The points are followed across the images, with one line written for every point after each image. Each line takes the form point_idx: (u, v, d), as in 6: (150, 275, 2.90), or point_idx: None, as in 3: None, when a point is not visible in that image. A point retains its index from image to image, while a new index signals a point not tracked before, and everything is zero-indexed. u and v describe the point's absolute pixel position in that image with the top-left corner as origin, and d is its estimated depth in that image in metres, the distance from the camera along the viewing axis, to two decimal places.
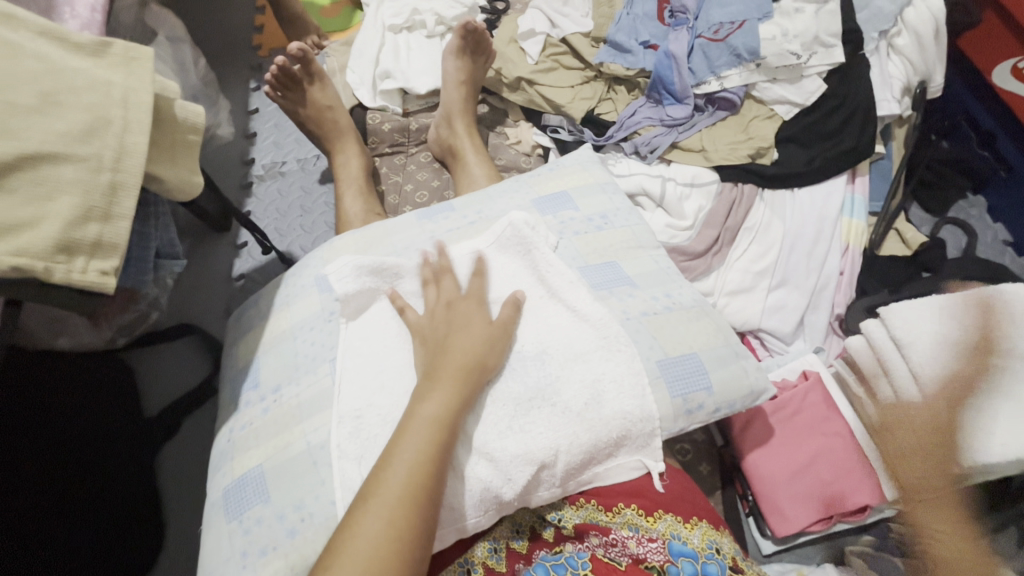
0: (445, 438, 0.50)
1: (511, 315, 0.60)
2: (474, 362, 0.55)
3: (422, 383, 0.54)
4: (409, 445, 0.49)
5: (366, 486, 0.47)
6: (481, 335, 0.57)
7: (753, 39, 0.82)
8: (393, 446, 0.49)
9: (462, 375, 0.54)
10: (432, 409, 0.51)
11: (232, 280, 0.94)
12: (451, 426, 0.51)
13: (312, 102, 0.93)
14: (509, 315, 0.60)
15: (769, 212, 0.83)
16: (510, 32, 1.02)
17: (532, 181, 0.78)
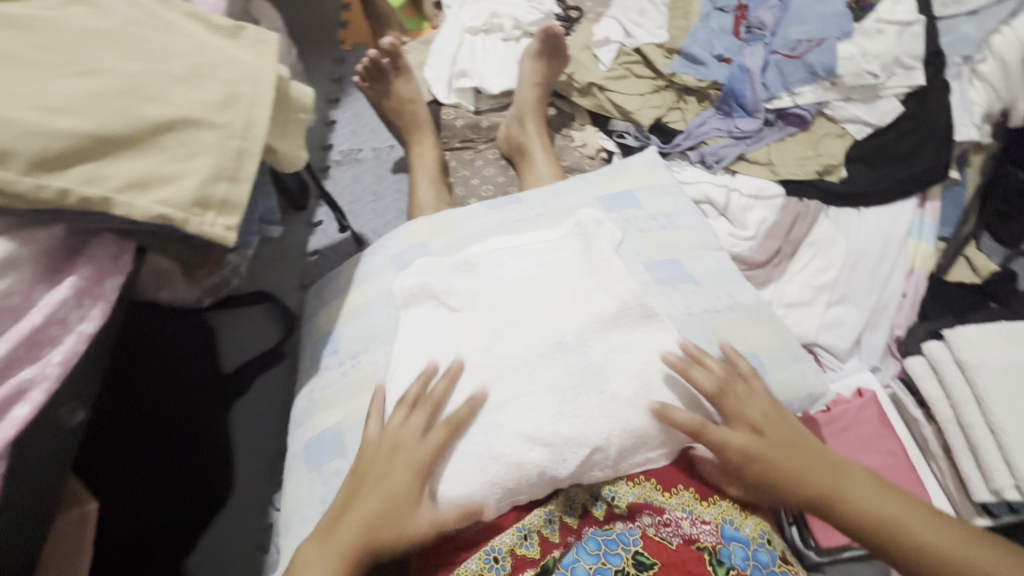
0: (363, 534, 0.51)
1: (462, 422, 0.56)
2: (402, 487, 0.53)
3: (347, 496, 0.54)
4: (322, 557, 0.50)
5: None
6: (416, 457, 0.54)
7: (831, 58, 0.83)
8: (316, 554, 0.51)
9: (384, 502, 0.52)
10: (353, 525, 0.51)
11: (307, 255, 1.00)
12: (363, 555, 0.50)
13: (395, 94, 1.00)
14: (460, 422, 0.56)
15: (833, 229, 0.84)
16: (585, 39, 1.06)
17: (598, 180, 0.81)
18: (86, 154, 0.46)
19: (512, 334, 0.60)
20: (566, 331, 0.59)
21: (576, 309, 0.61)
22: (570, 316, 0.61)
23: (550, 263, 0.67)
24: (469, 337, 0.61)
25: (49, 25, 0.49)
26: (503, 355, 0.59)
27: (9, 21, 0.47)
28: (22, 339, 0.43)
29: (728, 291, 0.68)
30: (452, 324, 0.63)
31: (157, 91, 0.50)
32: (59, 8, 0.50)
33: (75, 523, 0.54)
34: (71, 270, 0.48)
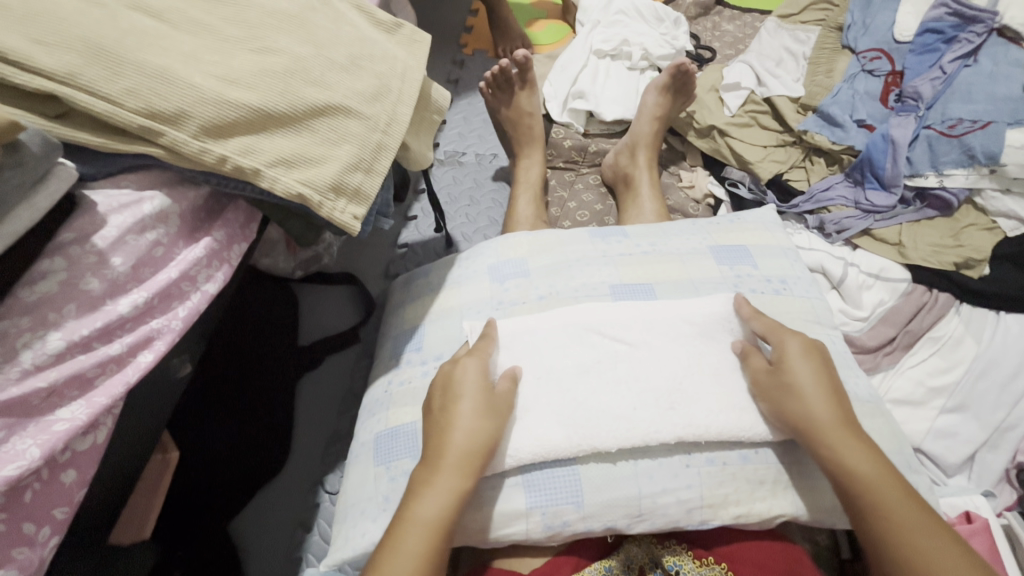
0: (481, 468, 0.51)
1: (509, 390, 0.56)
2: (477, 451, 0.51)
3: (422, 470, 0.51)
4: (433, 489, 0.49)
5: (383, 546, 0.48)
6: (479, 420, 0.52)
7: (996, 143, 0.75)
8: (391, 543, 0.47)
9: (468, 466, 0.50)
10: (429, 509, 0.48)
11: (396, 246, 1.02)
12: (449, 529, 0.48)
13: (515, 106, 1.00)
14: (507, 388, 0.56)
15: (963, 328, 0.76)
16: (713, 80, 1.03)
17: (710, 228, 0.79)
18: (248, 127, 0.47)
19: (607, 387, 0.57)
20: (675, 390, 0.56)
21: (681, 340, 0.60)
22: (677, 383, 0.57)
23: (663, 314, 0.62)
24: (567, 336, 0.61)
25: (237, 3, 0.52)
26: (598, 407, 0.55)
27: None
28: (157, 292, 0.45)
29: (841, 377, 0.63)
30: (548, 362, 0.59)
31: (319, 75, 0.52)
32: None
33: (157, 468, 0.59)
34: (207, 232, 0.50)
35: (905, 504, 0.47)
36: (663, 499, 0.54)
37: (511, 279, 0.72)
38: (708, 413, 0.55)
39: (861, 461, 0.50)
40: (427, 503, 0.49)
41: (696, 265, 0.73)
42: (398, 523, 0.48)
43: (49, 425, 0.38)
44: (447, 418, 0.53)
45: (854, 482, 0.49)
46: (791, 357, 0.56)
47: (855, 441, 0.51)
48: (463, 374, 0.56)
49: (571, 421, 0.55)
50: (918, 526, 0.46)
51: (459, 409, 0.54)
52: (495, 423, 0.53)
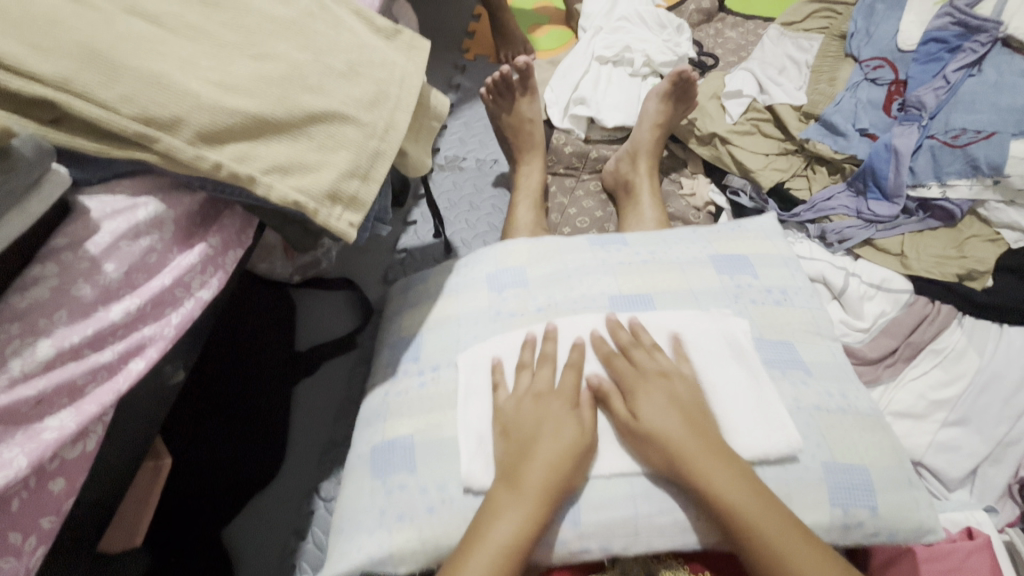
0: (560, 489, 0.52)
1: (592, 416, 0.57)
2: (558, 482, 0.52)
3: (503, 493, 0.52)
4: (507, 511, 0.50)
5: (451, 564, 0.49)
6: (562, 447, 0.53)
7: (999, 154, 0.74)
8: (460, 565, 0.48)
9: (546, 495, 0.51)
10: (501, 533, 0.49)
11: (395, 251, 1.02)
12: (520, 556, 0.49)
13: (516, 112, 1.00)
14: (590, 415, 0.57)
15: (965, 340, 0.75)
16: (715, 88, 1.03)
17: (711, 237, 0.78)
18: (243, 133, 0.47)
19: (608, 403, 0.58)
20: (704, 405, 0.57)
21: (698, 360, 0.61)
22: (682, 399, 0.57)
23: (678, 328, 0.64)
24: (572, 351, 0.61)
25: (236, 8, 0.52)
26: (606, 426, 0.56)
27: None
28: (151, 298, 0.45)
29: (841, 390, 0.62)
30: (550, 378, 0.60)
31: (316, 81, 0.52)
32: None
33: (149, 474, 0.59)
34: (202, 237, 0.50)
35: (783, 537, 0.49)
36: (659, 519, 0.54)
37: (509, 288, 0.71)
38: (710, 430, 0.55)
39: (734, 494, 0.50)
40: (499, 532, 0.49)
41: (696, 275, 0.72)
42: (466, 544, 0.49)
43: (37, 433, 0.37)
44: (524, 451, 0.54)
45: (735, 519, 0.50)
46: (665, 394, 0.57)
47: (728, 471, 0.52)
48: (552, 408, 0.56)
49: (579, 438, 0.56)
50: (796, 551, 0.48)
51: (550, 434, 0.54)
52: (576, 451, 0.54)
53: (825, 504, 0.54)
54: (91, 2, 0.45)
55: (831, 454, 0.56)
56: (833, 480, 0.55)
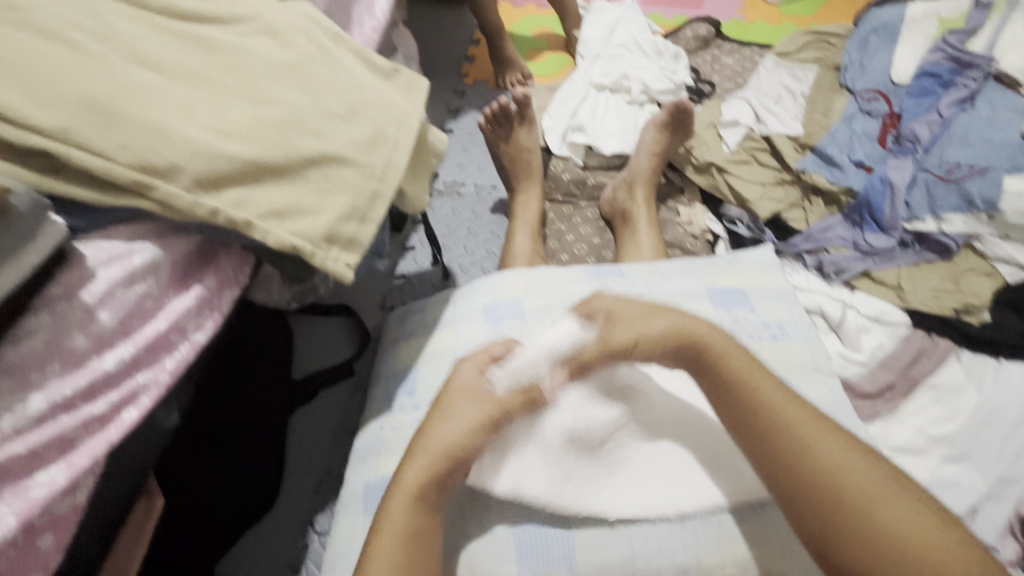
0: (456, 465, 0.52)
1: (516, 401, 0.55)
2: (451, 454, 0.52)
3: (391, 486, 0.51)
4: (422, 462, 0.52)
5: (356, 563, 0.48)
6: (461, 416, 0.54)
7: (993, 190, 0.75)
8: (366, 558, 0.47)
9: (439, 468, 0.51)
10: (396, 519, 0.49)
11: (393, 278, 1.01)
12: (420, 536, 0.49)
13: (514, 140, 1.01)
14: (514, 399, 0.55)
15: (963, 375, 0.74)
16: (711, 116, 1.04)
17: (708, 270, 0.78)
18: (241, 178, 0.47)
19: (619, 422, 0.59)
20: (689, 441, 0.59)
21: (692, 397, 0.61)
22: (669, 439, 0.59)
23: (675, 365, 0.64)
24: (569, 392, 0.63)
25: (235, 52, 0.52)
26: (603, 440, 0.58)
27: (204, 45, 0.51)
28: (145, 345, 0.44)
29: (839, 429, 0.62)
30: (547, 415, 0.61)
31: (315, 124, 0.52)
32: (246, 37, 0.54)
33: (141, 514, 0.58)
34: (198, 279, 0.50)
35: (862, 465, 0.48)
36: (657, 561, 0.53)
37: (506, 320, 0.71)
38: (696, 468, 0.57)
39: (834, 456, 0.48)
40: (395, 512, 0.49)
41: (693, 308, 0.72)
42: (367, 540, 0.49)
43: (26, 490, 0.37)
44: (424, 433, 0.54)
45: (826, 472, 0.48)
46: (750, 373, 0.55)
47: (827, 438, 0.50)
48: (455, 381, 0.57)
49: (581, 471, 0.56)
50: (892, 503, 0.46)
51: (447, 404, 0.55)
52: (471, 423, 0.53)
53: None
54: (92, 51, 0.46)
55: None
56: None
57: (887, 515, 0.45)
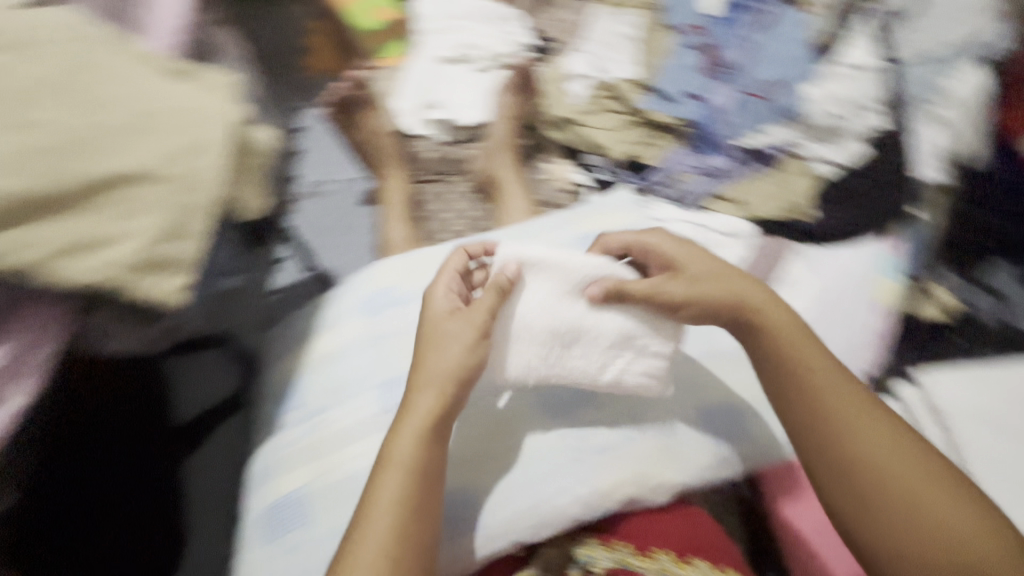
0: (450, 397, 0.58)
1: (495, 299, 0.63)
2: (449, 381, 0.58)
3: (378, 466, 0.54)
4: (421, 395, 0.57)
5: (364, 508, 0.52)
6: (455, 354, 0.60)
7: (797, 99, 0.87)
8: (360, 529, 0.50)
9: (427, 426, 0.56)
10: (388, 494, 0.52)
11: (271, 294, 0.97)
12: (415, 496, 0.52)
13: (365, 129, 1.00)
14: (493, 299, 0.63)
15: (808, 268, 0.83)
16: (556, 71, 1.07)
17: (574, 221, 0.82)
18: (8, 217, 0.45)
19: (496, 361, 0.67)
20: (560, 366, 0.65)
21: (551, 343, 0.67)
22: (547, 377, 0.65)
23: None
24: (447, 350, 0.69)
25: None
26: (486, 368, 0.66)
27: None
28: None
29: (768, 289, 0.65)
30: None
31: (96, 146, 0.49)
32: None
33: None
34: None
35: (875, 435, 0.57)
36: (559, 501, 0.58)
37: (385, 310, 0.71)
38: (583, 399, 0.66)
39: (826, 387, 0.59)
40: (396, 453, 0.54)
41: (564, 258, 0.75)
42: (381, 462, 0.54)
43: None
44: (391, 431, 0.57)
45: (816, 399, 0.59)
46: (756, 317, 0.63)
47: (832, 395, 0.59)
48: (438, 352, 0.60)
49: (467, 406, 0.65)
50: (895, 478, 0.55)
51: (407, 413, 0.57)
52: (438, 424, 0.56)
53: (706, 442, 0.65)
54: None
55: (697, 401, 0.67)
56: (711, 421, 0.66)
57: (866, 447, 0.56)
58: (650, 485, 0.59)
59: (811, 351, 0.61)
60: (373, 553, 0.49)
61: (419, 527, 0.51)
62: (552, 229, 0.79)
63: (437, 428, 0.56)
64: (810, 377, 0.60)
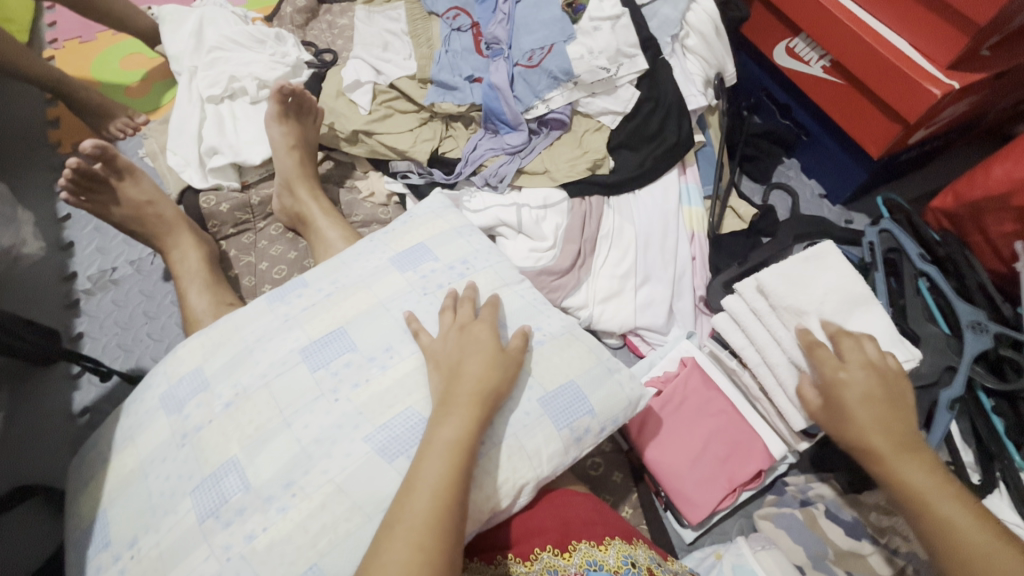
0: (484, 418, 0.56)
1: (493, 313, 0.66)
2: (486, 387, 0.58)
3: (405, 480, 0.52)
4: (448, 424, 0.54)
5: (390, 514, 0.49)
6: (490, 359, 0.60)
7: (564, 61, 0.86)
8: (381, 547, 0.47)
9: (476, 402, 0.56)
10: (420, 507, 0.49)
11: (74, 417, 0.83)
12: (457, 499, 0.50)
13: (126, 199, 0.86)
14: (491, 313, 0.66)
15: (618, 218, 0.88)
16: (336, 85, 0.99)
17: (387, 238, 0.77)
18: None
19: (319, 415, 0.59)
20: (387, 399, 0.60)
21: (378, 380, 0.61)
22: (377, 415, 0.59)
23: (363, 357, 0.63)
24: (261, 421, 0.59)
25: None
26: (309, 428, 0.58)
27: None
28: None
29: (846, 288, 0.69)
30: (264, 471, 0.56)
31: None
32: None
33: None
34: None
35: (924, 480, 0.52)
36: None
37: (189, 401, 0.62)
38: (412, 428, 0.58)
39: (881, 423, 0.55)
40: (430, 470, 0.51)
41: (382, 284, 0.70)
42: (419, 454, 0.53)
43: None
44: (433, 429, 0.54)
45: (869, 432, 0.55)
46: (834, 380, 0.59)
47: (907, 456, 0.54)
48: (470, 360, 0.59)
49: (286, 480, 0.55)
50: (950, 501, 0.51)
51: (445, 412, 0.55)
52: (476, 427, 0.55)
53: (554, 430, 0.60)
54: None
55: (543, 389, 0.62)
56: (551, 410, 0.61)
57: (908, 477, 0.53)
58: (487, 499, 0.56)
59: (855, 392, 0.58)
60: (399, 566, 0.46)
61: (447, 567, 0.47)
62: (365, 258, 0.74)
63: (482, 414, 0.56)
64: (862, 414, 0.56)
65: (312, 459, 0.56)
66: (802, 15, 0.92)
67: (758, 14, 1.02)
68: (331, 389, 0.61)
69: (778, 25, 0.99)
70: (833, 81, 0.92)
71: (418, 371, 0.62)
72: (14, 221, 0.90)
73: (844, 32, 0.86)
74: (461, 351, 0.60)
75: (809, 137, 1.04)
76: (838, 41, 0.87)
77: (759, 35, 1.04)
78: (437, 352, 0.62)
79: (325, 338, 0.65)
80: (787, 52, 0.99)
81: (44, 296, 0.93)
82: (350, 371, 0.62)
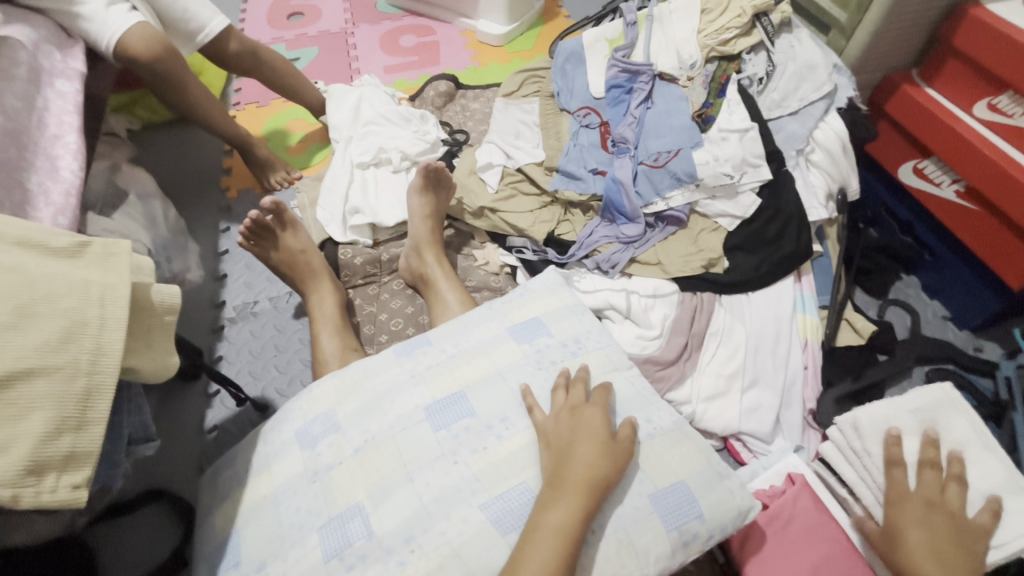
0: (592, 507, 0.57)
1: (604, 398, 0.68)
2: (597, 477, 0.59)
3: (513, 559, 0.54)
4: (557, 508, 0.56)
5: None
6: (603, 449, 0.61)
7: (690, 165, 0.92)
8: None
9: (586, 490, 0.58)
10: None
11: (205, 433, 0.92)
12: None
13: (284, 247, 0.98)
14: (603, 398, 0.68)
15: (729, 317, 0.89)
16: (469, 164, 1.10)
17: (505, 309, 0.81)
18: None
19: (438, 476, 0.62)
20: (501, 470, 0.63)
21: (493, 451, 0.64)
22: (489, 486, 0.61)
23: (479, 423, 0.67)
24: (384, 472, 0.63)
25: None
26: (428, 486, 0.62)
27: None
28: None
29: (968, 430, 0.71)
30: (385, 521, 0.60)
31: None
32: None
33: None
34: None
35: None
36: None
37: (320, 440, 0.68)
38: (523, 503, 0.60)
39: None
40: (537, 555, 0.54)
41: (500, 353, 0.75)
42: (529, 533, 0.56)
43: None
44: (545, 510, 0.57)
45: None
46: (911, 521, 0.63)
47: None
48: (583, 447, 0.61)
49: (405, 535, 0.58)
50: None
51: (556, 497, 0.57)
52: (585, 519, 0.56)
53: (663, 530, 0.60)
54: None
55: (654, 485, 0.62)
56: (661, 508, 0.61)
57: None
58: None
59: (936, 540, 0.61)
60: None
61: None
62: (484, 325, 0.79)
63: (591, 505, 0.57)
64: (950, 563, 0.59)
65: (429, 518, 0.59)
66: (936, 140, 0.92)
67: (885, 133, 1.03)
68: (451, 451, 0.64)
69: (906, 146, 0.99)
70: (968, 207, 0.90)
71: (529, 447, 0.65)
72: (185, 250, 1.04)
73: (982, 161, 0.85)
74: (574, 435, 0.62)
75: (933, 258, 1.01)
76: (976, 169, 0.86)
77: (882, 154, 1.05)
78: (549, 431, 0.64)
79: (446, 400, 0.69)
80: (914, 171, 0.99)
81: (196, 319, 1.07)
82: (468, 436, 0.66)
